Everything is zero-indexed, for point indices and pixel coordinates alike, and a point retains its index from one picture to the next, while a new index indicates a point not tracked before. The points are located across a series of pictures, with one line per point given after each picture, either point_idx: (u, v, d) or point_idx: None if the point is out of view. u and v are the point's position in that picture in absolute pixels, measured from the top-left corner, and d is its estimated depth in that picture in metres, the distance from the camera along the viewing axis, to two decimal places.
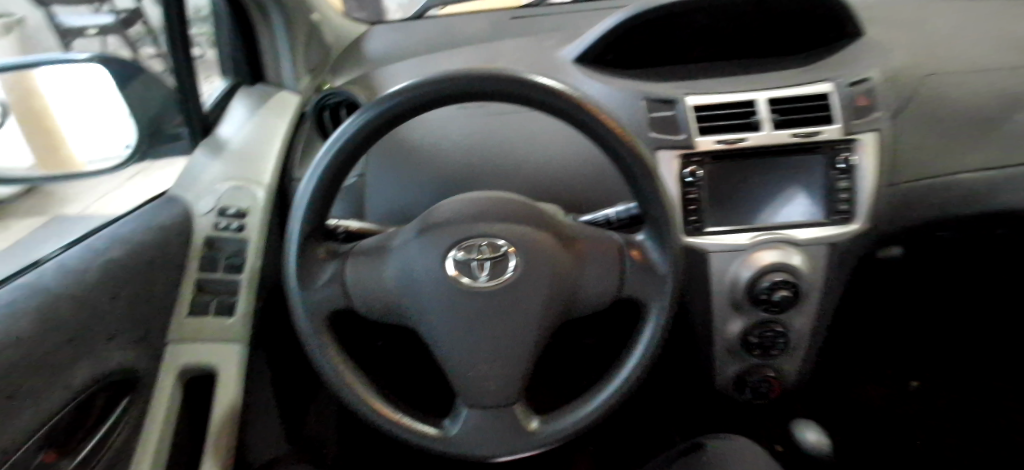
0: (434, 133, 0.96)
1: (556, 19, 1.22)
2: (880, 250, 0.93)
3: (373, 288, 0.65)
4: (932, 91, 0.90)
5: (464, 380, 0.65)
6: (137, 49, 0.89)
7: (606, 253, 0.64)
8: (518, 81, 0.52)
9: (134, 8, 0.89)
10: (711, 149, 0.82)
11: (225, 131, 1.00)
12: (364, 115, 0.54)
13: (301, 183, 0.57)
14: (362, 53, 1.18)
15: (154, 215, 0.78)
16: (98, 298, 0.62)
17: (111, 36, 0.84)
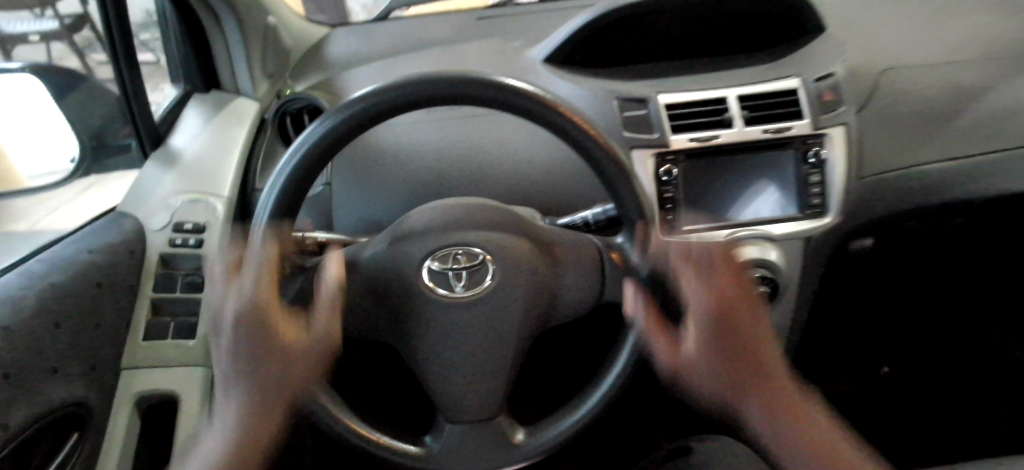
0: (403, 138, 0.93)
1: (523, 19, 1.21)
2: (851, 242, 0.94)
3: (341, 305, 0.61)
4: (891, 86, 0.92)
5: (445, 395, 0.62)
6: (84, 56, 0.83)
7: (584, 257, 0.63)
8: (489, 85, 0.51)
9: (81, 12, 0.81)
10: (685, 147, 0.82)
11: (178, 142, 0.95)
12: (328, 120, 0.51)
13: (262, 197, 0.53)
14: (324, 57, 1.14)
15: (100, 234, 0.72)
16: (39, 329, 0.57)
17: (54, 43, 0.76)
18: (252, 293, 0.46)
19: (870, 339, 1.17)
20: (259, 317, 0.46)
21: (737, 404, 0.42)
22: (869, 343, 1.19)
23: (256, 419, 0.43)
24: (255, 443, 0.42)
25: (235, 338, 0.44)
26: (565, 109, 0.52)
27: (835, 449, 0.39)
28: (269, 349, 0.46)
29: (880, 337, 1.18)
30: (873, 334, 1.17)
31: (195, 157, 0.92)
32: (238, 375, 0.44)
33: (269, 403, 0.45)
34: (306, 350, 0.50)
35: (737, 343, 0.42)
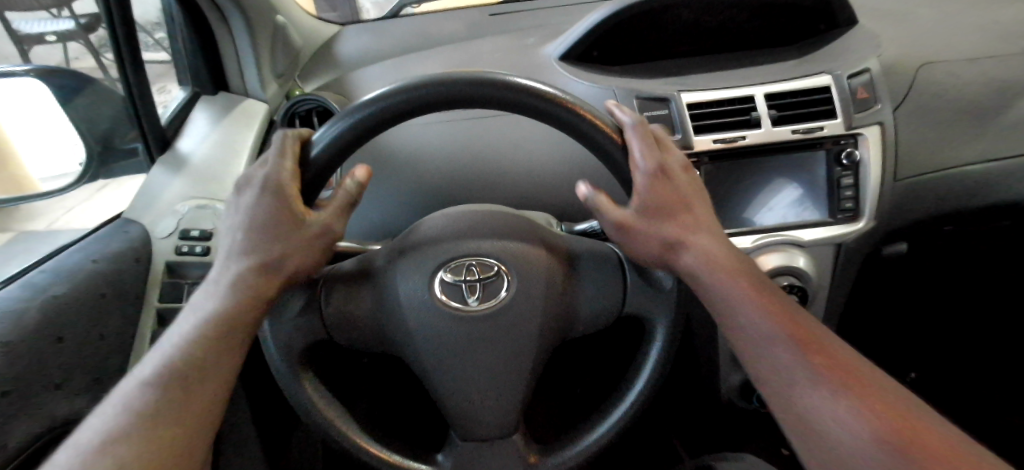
0: (414, 140, 0.90)
1: (536, 16, 1.17)
2: (885, 247, 0.90)
3: (349, 319, 0.58)
4: (930, 81, 0.87)
5: (458, 412, 0.59)
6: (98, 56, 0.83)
7: (606, 267, 0.58)
8: (505, 87, 0.48)
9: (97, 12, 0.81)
10: (708, 149, 0.81)
11: (185, 145, 0.93)
12: (339, 123, 0.48)
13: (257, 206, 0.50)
14: (334, 56, 1.12)
15: (103, 245, 0.70)
16: (40, 343, 0.55)
17: (72, 43, 0.79)
18: (275, 173, 0.46)
19: (898, 344, 1.09)
20: (278, 199, 0.46)
21: (676, 253, 0.48)
22: (898, 349, 1.10)
23: (240, 301, 0.44)
24: (238, 324, 0.44)
25: (253, 208, 0.46)
26: (586, 113, 0.49)
27: (848, 364, 0.41)
28: (276, 243, 0.45)
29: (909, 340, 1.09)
30: (902, 337, 1.09)
31: (204, 160, 0.90)
32: (244, 245, 0.46)
33: (263, 286, 0.45)
34: (322, 250, 0.48)
35: (745, 283, 0.47)
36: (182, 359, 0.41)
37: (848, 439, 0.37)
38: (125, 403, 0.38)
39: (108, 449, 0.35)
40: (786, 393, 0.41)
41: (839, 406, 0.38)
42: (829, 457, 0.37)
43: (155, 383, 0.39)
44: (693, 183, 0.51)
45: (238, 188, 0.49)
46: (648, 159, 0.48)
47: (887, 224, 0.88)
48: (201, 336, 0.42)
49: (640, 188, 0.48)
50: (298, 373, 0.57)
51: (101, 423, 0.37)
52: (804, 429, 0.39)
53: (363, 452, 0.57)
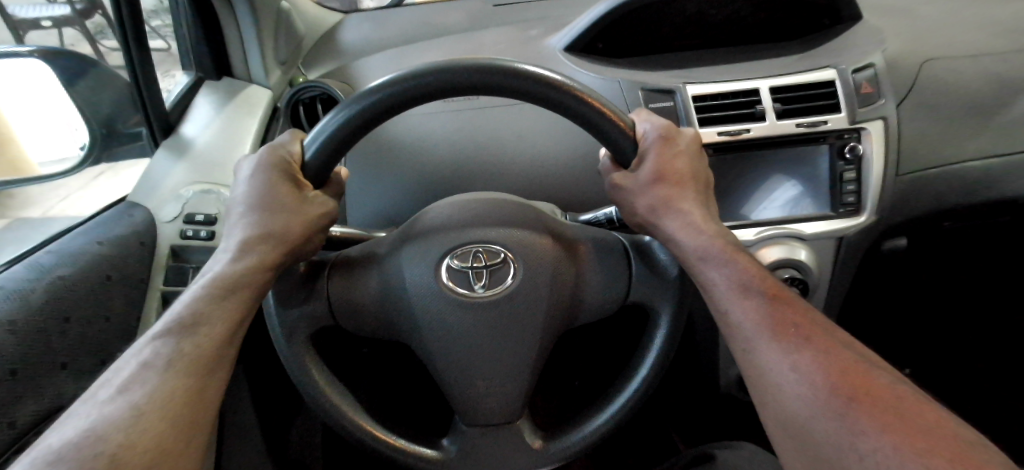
0: (417, 130, 0.90)
1: (542, 5, 1.17)
2: (885, 241, 0.91)
3: (356, 304, 0.59)
4: (933, 77, 0.88)
5: (463, 399, 0.60)
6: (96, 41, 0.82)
7: (611, 256, 0.59)
8: (513, 74, 0.48)
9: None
10: (713, 141, 0.81)
11: (188, 130, 0.92)
12: (345, 110, 0.49)
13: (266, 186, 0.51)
14: (337, 43, 1.11)
15: (109, 227, 0.70)
16: (48, 323, 0.56)
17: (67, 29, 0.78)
18: (276, 151, 0.52)
19: (893, 338, 1.08)
20: (278, 173, 0.50)
21: (661, 217, 0.50)
22: (892, 344, 1.09)
23: (256, 263, 0.48)
24: (244, 287, 0.47)
25: (259, 184, 0.50)
26: (593, 101, 0.49)
27: (813, 324, 0.42)
28: (281, 213, 0.49)
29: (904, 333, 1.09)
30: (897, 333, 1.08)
31: (207, 145, 0.90)
32: (250, 214, 0.50)
33: (269, 250, 0.48)
34: (321, 223, 0.53)
35: (723, 243, 0.48)
36: (192, 315, 0.43)
37: (799, 388, 0.38)
38: (141, 357, 0.41)
39: (125, 395, 0.38)
40: (749, 347, 0.42)
41: (797, 359, 0.40)
42: (781, 404, 0.39)
43: (169, 335, 0.42)
44: (692, 156, 0.53)
45: (240, 172, 0.53)
46: (650, 133, 0.51)
47: (889, 219, 0.88)
48: (209, 295, 0.45)
49: (641, 159, 0.51)
50: (304, 358, 0.57)
51: (121, 375, 0.39)
52: (762, 381, 0.41)
53: (368, 437, 0.57)
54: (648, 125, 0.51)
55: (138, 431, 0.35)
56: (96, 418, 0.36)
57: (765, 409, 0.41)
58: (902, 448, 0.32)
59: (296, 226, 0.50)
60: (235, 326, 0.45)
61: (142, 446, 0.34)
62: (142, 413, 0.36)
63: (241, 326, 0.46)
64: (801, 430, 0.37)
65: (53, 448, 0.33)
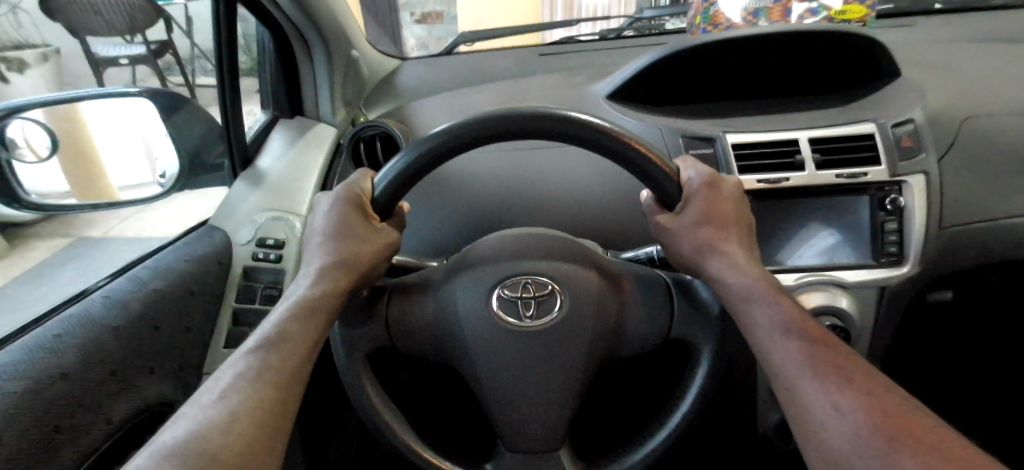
0: (470, 168, 0.96)
1: (588, 55, 1.24)
2: (930, 293, 0.91)
3: (413, 328, 0.63)
4: (978, 133, 0.89)
5: (506, 424, 0.62)
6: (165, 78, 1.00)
7: (654, 292, 0.62)
8: (569, 123, 0.53)
9: (166, 41, 0.98)
10: (752, 188, 0.85)
11: (263, 162, 1.03)
12: (416, 150, 0.55)
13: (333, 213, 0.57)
14: (396, 86, 1.21)
15: (193, 246, 0.83)
16: (140, 333, 0.66)
17: (140, 65, 0.96)
18: (352, 185, 0.57)
19: (941, 394, 1.05)
20: (352, 207, 0.55)
21: (706, 258, 0.53)
22: (941, 400, 1.06)
23: (329, 287, 0.53)
24: (321, 308, 0.52)
25: (332, 215, 0.55)
26: (640, 146, 0.54)
27: (855, 366, 0.44)
28: (353, 242, 0.54)
29: (954, 389, 1.06)
30: (944, 388, 1.05)
31: (279, 177, 0.99)
32: (326, 243, 0.54)
33: (342, 276, 0.53)
34: (387, 252, 0.58)
35: (765, 285, 0.50)
36: (279, 332, 0.49)
37: (843, 427, 0.39)
38: (235, 368, 0.46)
39: (223, 401, 0.43)
40: (793, 386, 0.44)
41: (838, 398, 0.41)
42: (823, 442, 0.40)
43: (259, 349, 0.47)
44: (736, 201, 0.56)
45: (316, 204, 0.59)
46: (695, 179, 0.54)
47: (932, 270, 0.88)
48: (294, 315, 0.50)
49: (687, 202, 0.54)
50: (361, 374, 0.61)
51: (220, 382, 0.44)
52: (805, 419, 0.42)
53: (416, 455, 0.60)
54: (693, 172, 0.55)
55: (234, 432, 0.40)
56: (199, 420, 0.41)
57: (809, 448, 0.42)
58: None
59: (365, 254, 0.55)
60: (313, 344, 0.50)
61: (235, 447, 0.39)
62: (236, 418, 0.41)
63: (317, 346, 0.51)
64: (843, 467, 0.38)
65: (168, 442, 0.39)
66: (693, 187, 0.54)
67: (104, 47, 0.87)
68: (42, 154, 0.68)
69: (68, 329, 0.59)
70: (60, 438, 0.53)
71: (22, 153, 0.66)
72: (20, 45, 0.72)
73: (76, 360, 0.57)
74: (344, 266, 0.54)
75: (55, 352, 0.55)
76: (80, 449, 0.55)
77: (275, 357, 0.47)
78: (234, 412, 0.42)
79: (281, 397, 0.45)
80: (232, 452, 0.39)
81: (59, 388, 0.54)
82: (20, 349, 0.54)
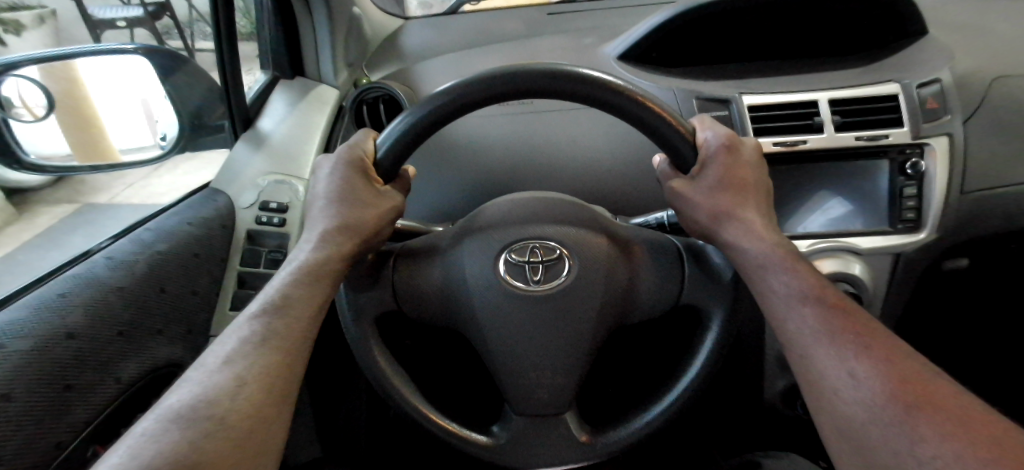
0: (476, 131, 0.94)
1: (598, 14, 1.19)
2: (944, 261, 0.89)
3: (418, 293, 0.62)
4: (1005, 96, 0.86)
5: (513, 389, 0.62)
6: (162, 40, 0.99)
7: (663, 258, 0.61)
8: (581, 81, 0.51)
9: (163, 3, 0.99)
10: (769, 151, 0.82)
11: (265, 125, 1.02)
12: (419, 110, 0.52)
13: (331, 176, 0.55)
14: (399, 47, 1.17)
15: (196, 210, 0.82)
16: (147, 295, 0.66)
17: (139, 28, 0.95)
18: (355, 146, 0.55)
19: (948, 363, 1.05)
20: (356, 170, 0.54)
21: (721, 224, 0.51)
22: (947, 369, 1.05)
23: (332, 252, 0.51)
24: (326, 273, 0.51)
25: (335, 177, 0.54)
26: (653, 106, 0.51)
27: (872, 332, 0.42)
28: (357, 207, 0.53)
29: (962, 359, 1.05)
30: (950, 356, 1.05)
31: (281, 141, 0.98)
32: (330, 207, 0.53)
33: (346, 241, 0.52)
34: (391, 216, 0.56)
35: (782, 253, 0.49)
36: (283, 297, 0.48)
37: (858, 394, 0.39)
38: (240, 333, 0.45)
39: (228, 365, 0.42)
40: (806, 354, 0.43)
41: (854, 364, 0.40)
42: (837, 410, 0.39)
43: (263, 315, 0.46)
44: (754, 166, 0.53)
45: (318, 168, 0.57)
46: (712, 142, 0.52)
47: (950, 237, 0.86)
48: (300, 280, 0.49)
49: (703, 166, 0.52)
50: (367, 337, 0.60)
51: (227, 345, 0.44)
52: (817, 386, 0.41)
53: (423, 418, 0.60)
54: (711, 134, 0.53)
55: (241, 395, 0.40)
56: (205, 385, 0.40)
57: (821, 416, 0.41)
58: (967, 457, 0.32)
59: (369, 218, 0.54)
60: (319, 307, 0.49)
61: (243, 411, 0.39)
62: (243, 383, 0.41)
63: (323, 310, 0.50)
64: (857, 435, 0.37)
65: (175, 405, 0.39)
66: (710, 151, 0.52)
67: (99, 9, 0.89)
68: (39, 113, 0.67)
69: (73, 288, 0.59)
70: (70, 397, 0.53)
71: (18, 112, 0.65)
72: (15, 7, 0.72)
73: (84, 320, 0.57)
74: (348, 230, 0.52)
75: (62, 311, 0.55)
76: (89, 408, 0.55)
77: (280, 321, 0.46)
78: (240, 375, 0.41)
79: (289, 361, 0.45)
80: (240, 416, 0.39)
81: (68, 348, 0.54)
82: (25, 309, 0.54)
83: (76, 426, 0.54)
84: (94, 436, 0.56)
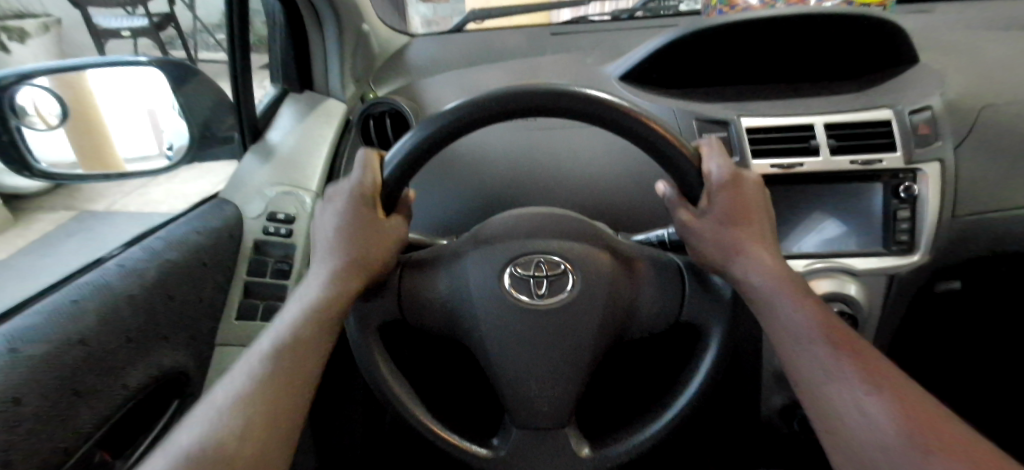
0: (480, 147, 0.96)
1: (602, 35, 1.23)
2: (938, 281, 0.92)
3: (425, 303, 0.63)
4: (996, 122, 0.89)
5: (516, 402, 0.63)
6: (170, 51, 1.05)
7: (665, 276, 0.62)
8: (586, 103, 0.52)
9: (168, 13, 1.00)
10: (766, 172, 0.85)
11: (273, 136, 1.05)
12: (425, 131, 0.53)
13: (335, 208, 0.55)
14: (405, 63, 1.20)
15: (204, 219, 0.83)
16: (156, 302, 0.67)
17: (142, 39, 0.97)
18: (361, 181, 0.54)
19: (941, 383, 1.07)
20: (362, 205, 0.53)
21: (730, 257, 0.52)
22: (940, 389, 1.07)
23: (338, 288, 0.52)
24: (333, 309, 0.52)
25: (341, 213, 0.54)
26: (657, 126, 0.53)
27: (882, 369, 0.44)
28: (363, 242, 0.53)
29: (957, 379, 1.07)
30: (940, 376, 1.07)
31: (289, 153, 1.00)
32: (336, 241, 0.53)
33: (350, 278, 0.53)
34: (395, 248, 0.57)
35: (791, 287, 0.50)
36: (291, 336, 0.49)
37: (875, 435, 0.40)
38: (248, 371, 0.47)
39: (235, 403, 0.44)
40: (821, 392, 0.44)
41: (869, 404, 0.42)
42: (854, 449, 0.41)
43: (271, 355, 0.47)
44: (756, 196, 0.54)
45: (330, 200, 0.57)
46: (717, 174, 0.52)
47: (943, 259, 0.88)
48: (303, 316, 0.50)
49: (710, 199, 0.52)
50: (372, 346, 0.61)
51: (235, 383, 0.45)
52: (832, 424, 0.43)
53: (426, 429, 0.61)
54: (715, 165, 0.53)
55: (245, 437, 0.42)
56: (212, 425, 0.42)
57: (835, 452, 0.43)
58: None
59: (374, 253, 0.54)
60: (326, 341, 0.51)
61: (249, 453, 0.41)
62: (248, 423, 0.42)
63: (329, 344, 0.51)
64: None
65: (184, 447, 0.40)
66: (716, 183, 0.52)
67: (104, 19, 0.89)
68: (53, 122, 0.67)
69: (84, 294, 0.59)
70: (81, 401, 0.54)
71: (32, 120, 0.65)
72: (18, 15, 0.72)
73: (94, 326, 0.58)
74: (355, 264, 0.53)
75: (73, 318, 0.56)
76: (97, 413, 0.56)
77: (285, 360, 0.47)
78: (246, 415, 0.43)
79: (293, 397, 0.46)
80: (246, 459, 0.40)
81: (78, 354, 0.54)
82: (38, 313, 0.54)
83: (86, 431, 0.54)
84: (99, 442, 0.57)
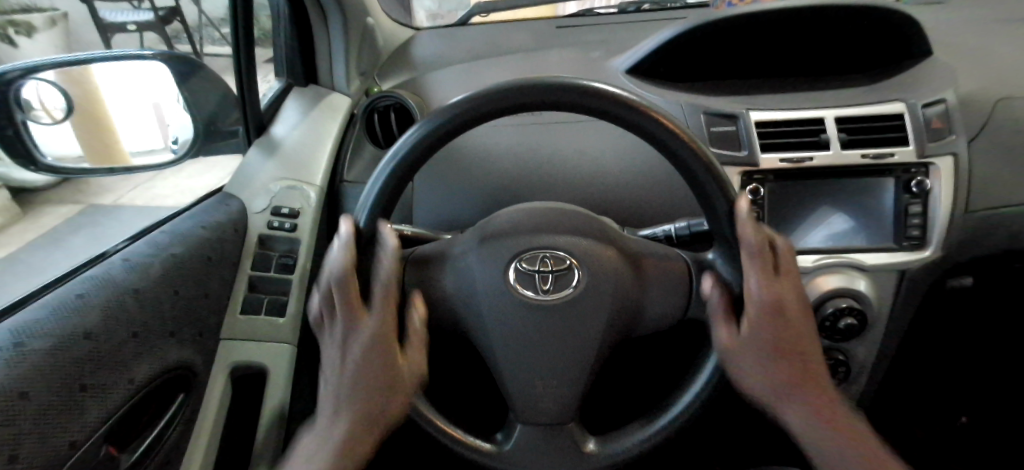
0: (485, 142, 0.95)
1: (609, 28, 1.22)
2: (949, 278, 0.90)
3: (430, 298, 0.63)
4: (1012, 116, 0.87)
5: (522, 397, 0.63)
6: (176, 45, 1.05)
7: (672, 272, 0.61)
8: (592, 95, 0.51)
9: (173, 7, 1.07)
10: (774, 167, 0.83)
11: (277, 130, 1.04)
12: (427, 126, 0.53)
13: (349, 342, 0.51)
14: (410, 57, 1.19)
15: (208, 214, 0.83)
16: (162, 296, 0.67)
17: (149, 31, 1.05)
18: (383, 324, 0.51)
19: None
20: (382, 354, 0.51)
21: (779, 394, 0.51)
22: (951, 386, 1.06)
23: (351, 434, 0.52)
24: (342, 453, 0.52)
25: (359, 357, 0.51)
26: (663, 120, 0.52)
27: None
28: (379, 392, 0.52)
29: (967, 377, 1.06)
30: (950, 373, 1.06)
31: (293, 147, 1.00)
32: (350, 383, 0.52)
33: (365, 431, 0.52)
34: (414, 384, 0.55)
35: (838, 423, 0.51)
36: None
37: None
38: None
39: None
40: None
41: None
42: None
43: None
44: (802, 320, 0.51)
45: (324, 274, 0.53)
46: (761, 304, 0.49)
47: (956, 256, 0.86)
48: (336, 447, 0.52)
49: (754, 331, 0.50)
50: None
51: None
52: None
53: (431, 425, 0.60)
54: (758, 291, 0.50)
55: None
56: None
57: None
58: None
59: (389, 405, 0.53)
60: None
61: None
62: None
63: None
64: None
65: None
66: (758, 315, 0.50)
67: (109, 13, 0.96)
68: (59, 116, 0.67)
69: (90, 289, 0.59)
70: (87, 395, 0.54)
71: (38, 114, 0.65)
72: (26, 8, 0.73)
73: (100, 319, 0.58)
74: (369, 411, 0.52)
75: (79, 312, 0.56)
76: (103, 407, 0.56)
77: None
78: None
79: None
80: None
81: (83, 349, 0.54)
82: (44, 307, 0.54)
83: (93, 426, 0.55)
84: (105, 436, 0.57)
